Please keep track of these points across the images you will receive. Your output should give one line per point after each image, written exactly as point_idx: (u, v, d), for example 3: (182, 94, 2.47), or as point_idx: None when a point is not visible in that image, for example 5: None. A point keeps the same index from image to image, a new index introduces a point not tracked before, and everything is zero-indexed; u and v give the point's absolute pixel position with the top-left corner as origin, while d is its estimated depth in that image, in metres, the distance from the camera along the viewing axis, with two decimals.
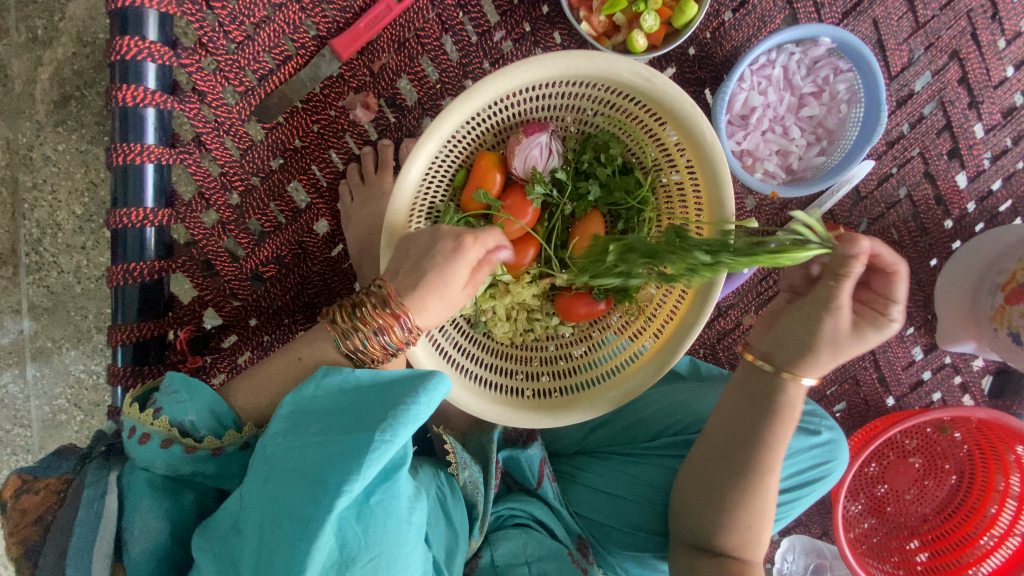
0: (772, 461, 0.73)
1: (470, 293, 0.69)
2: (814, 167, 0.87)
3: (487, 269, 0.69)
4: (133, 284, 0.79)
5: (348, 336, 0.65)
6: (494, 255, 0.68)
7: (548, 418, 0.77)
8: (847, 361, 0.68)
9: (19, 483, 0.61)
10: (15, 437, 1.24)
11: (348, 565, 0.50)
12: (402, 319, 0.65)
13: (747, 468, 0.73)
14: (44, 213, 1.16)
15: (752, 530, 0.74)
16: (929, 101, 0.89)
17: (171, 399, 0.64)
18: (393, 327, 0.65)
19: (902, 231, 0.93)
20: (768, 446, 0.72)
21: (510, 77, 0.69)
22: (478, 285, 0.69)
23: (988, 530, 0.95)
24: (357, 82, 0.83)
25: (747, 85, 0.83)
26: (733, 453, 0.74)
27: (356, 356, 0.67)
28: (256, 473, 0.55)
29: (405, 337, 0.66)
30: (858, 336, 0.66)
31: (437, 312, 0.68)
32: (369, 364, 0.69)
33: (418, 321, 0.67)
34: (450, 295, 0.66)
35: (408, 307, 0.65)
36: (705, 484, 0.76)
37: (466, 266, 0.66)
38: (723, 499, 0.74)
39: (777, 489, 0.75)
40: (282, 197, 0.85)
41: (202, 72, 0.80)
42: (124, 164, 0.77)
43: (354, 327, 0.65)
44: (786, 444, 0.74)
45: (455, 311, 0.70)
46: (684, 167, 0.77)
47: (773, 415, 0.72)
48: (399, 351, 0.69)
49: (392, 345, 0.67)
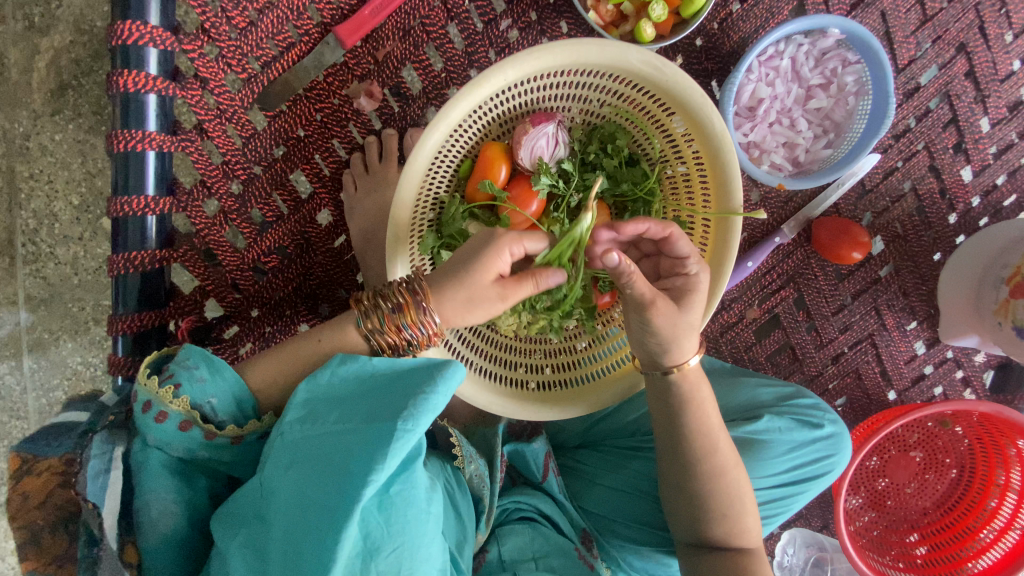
0: (712, 447, 0.74)
1: (502, 300, 0.68)
2: (820, 160, 0.87)
3: (528, 282, 0.68)
4: (135, 273, 0.79)
5: (370, 314, 0.66)
6: (545, 274, 0.67)
7: (553, 410, 0.78)
8: (689, 334, 0.70)
9: (19, 463, 0.58)
10: (13, 428, 1.23)
11: (373, 555, 0.50)
12: (422, 299, 0.66)
13: (694, 458, 0.74)
14: (42, 203, 1.15)
15: (730, 518, 0.74)
16: (935, 94, 0.88)
17: (191, 376, 0.62)
18: (409, 307, 0.66)
19: (906, 225, 0.93)
20: (699, 433, 0.74)
21: (518, 66, 0.69)
22: (513, 296, 0.68)
23: (988, 523, 0.95)
24: (361, 70, 0.82)
25: (754, 76, 0.83)
26: (673, 446, 0.76)
27: (373, 338, 0.68)
28: (277, 460, 0.54)
29: (423, 324, 0.67)
30: (682, 308, 0.69)
31: (463, 307, 0.67)
32: (385, 350, 0.69)
33: (440, 309, 0.66)
34: (478, 289, 0.66)
35: (431, 292, 0.66)
36: (669, 482, 0.77)
37: (497, 262, 0.66)
38: (686, 493, 0.75)
39: (737, 473, 0.75)
40: (285, 186, 0.84)
41: (204, 59, 0.79)
42: (125, 151, 0.76)
43: (377, 304, 0.66)
44: (719, 427, 0.75)
45: (479, 315, 0.68)
46: (691, 158, 0.76)
47: (686, 404, 0.74)
48: (415, 340, 0.68)
49: (409, 330, 0.67)
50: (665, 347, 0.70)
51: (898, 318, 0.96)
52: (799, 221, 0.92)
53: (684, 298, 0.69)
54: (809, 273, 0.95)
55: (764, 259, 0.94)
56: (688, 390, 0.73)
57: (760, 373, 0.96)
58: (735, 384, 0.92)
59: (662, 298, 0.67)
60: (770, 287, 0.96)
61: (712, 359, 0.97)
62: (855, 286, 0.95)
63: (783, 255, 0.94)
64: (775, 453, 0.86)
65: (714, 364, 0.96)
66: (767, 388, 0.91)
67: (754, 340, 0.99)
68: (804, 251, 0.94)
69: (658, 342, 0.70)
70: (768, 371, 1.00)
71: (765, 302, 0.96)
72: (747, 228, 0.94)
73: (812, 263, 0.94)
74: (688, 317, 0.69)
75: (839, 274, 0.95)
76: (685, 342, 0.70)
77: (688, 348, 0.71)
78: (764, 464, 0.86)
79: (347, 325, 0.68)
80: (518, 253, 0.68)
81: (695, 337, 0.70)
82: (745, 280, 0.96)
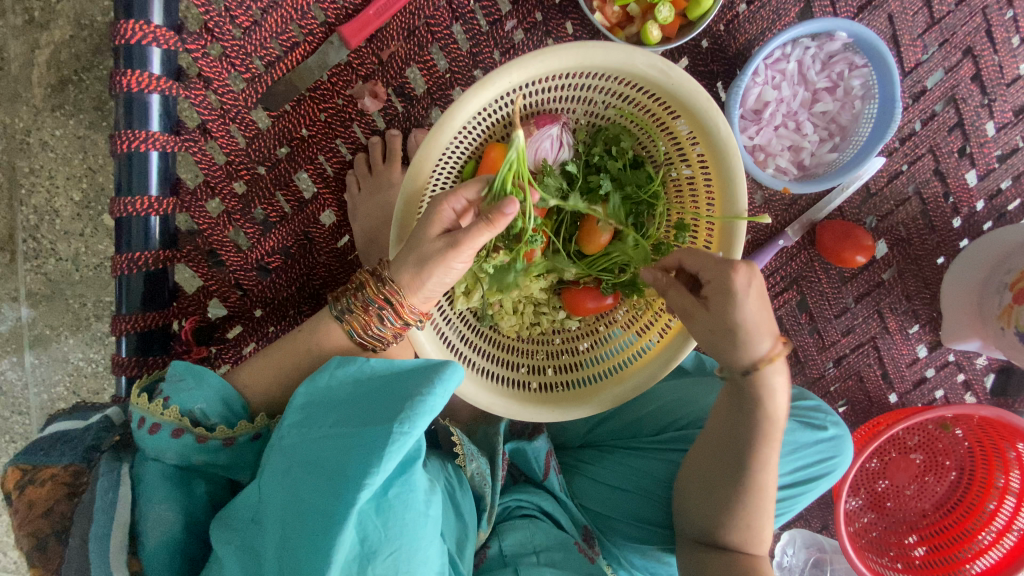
0: (761, 461, 0.72)
1: (453, 249, 0.64)
2: (825, 164, 0.87)
3: (479, 225, 0.62)
4: (138, 273, 0.79)
5: (340, 297, 0.71)
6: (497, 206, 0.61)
7: (552, 412, 0.78)
8: (743, 337, 0.65)
9: (22, 475, 0.60)
10: (15, 423, 1.23)
11: (370, 560, 0.50)
12: (378, 272, 0.69)
13: (739, 468, 0.73)
14: (42, 198, 1.14)
15: (753, 528, 0.75)
16: (941, 98, 0.88)
17: (178, 387, 0.64)
18: (369, 281, 0.69)
19: (910, 228, 0.93)
20: (757, 446, 0.72)
21: (524, 68, 0.68)
22: (465, 241, 0.63)
23: (986, 526, 0.96)
24: (365, 70, 0.81)
25: (761, 79, 0.82)
26: (727, 454, 0.74)
27: (347, 319, 0.71)
28: (274, 464, 0.55)
29: (384, 295, 0.68)
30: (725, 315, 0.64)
31: (418, 269, 0.66)
32: (358, 331, 0.71)
33: (396, 278, 0.67)
34: (424, 247, 0.65)
35: (387, 265, 0.68)
36: (704, 485, 0.76)
37: (437, 213, 0.65)
38: (721, 499, 0.75)
39: (773, 487, 0.75)
40: (289, 186, 0.84)
41: (207, 58, 0.78)
42: (128, 151, 0.76)
43: (346, 288, 0.71)
44: (776, 441, 0.73)
45: (438, 274, 0.66)
46: (696, 161, 0.76)
47: (756, 417, 0.71)
48: (384, 317, 0.70)
49: (375, 305, 0.69)
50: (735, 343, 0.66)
51: (900, 322, 0.96)
52: (803, 224, 0.92)
53: (726, 306, 0.64)
54: (812, 275, 0.95)
55: (767, 262, 0.94)
56: (760, 404, 0.70)
57: None
58: None
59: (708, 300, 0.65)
60: (773, 290, 0.96)
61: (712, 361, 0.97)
62: (857, 289, 0.95)
63: (787, 257, 0.94)
64: None
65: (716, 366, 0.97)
66: None
67: None
68: (807, 254, 0.94)
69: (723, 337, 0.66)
70: None
71: (768, 304, 0.96)
72: (750, 230, 0.94)
73: (815, 265, 0.94)
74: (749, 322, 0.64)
75: (842, 277, 0.95)
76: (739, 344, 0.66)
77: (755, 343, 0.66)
78: None
79: (323, 315, 0.73)
80: (459, 205, 0.66)
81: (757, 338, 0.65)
82: None
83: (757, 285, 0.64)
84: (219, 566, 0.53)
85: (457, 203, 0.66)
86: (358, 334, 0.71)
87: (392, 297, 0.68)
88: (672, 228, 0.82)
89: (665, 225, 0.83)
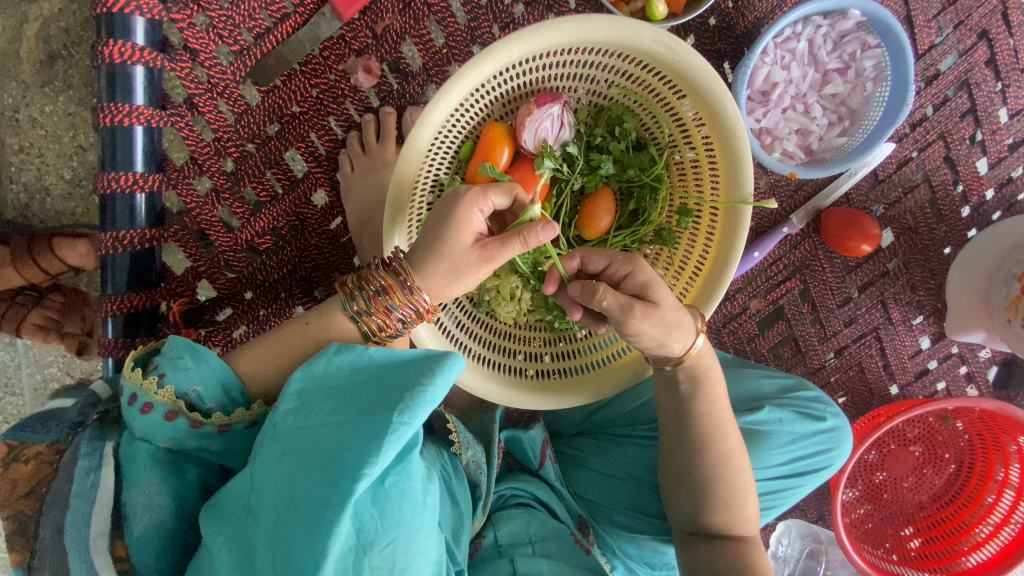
0: (720, 432, 0.73)
1: (486, 261, 0.65)
2: (834, 149, 0.84)
3: (513, 241, 0.63)
4: (124, 253, 0.77)
5: (355, 296, 0.67)
6: (533, 227, 0.61)
7: (551, 400, 0.77)
8: (675, 327, 0.66)
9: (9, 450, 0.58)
10: (7, 404, 1.21)
11: (366, 550, 0.48)
12: (404, 280, 0.65)
13: (701, 444, 0.73)
14: (32, 176, 1.11)
15: (732, 505, 0.74)
16: (954, 82, 0.85)
17: (176, 366, 0.61)
18: (394, 288, 0.66)
19: (918, 217, 0.90)
20: (705, 418, 0.73)
21: (523, 43, 0.66)
22: (498, 253, 0.64)
23: (984, 519, 0.95)
24: (359, 44, 0.78)
25: (769, 59, 0.80)
26: (683, 433, 0.74)
27: (362, 319, 0.68)
28: (268, 451, 0.53)
29: (410, 303, 0.66)
30: (656, 304, 0.64)
31: (447, 276, 0.66)
32: (374, 330, 0.69)
33: (426, 284, 0.66)
34: (457, 255, 0.65)
35: (414, 270, 0.65)
36: (673, 468, 0.76)
37: (469, 222, 0.64)
38: (690, 480, 0.75)
39: (742, 459, 0.74)
40: (279, 164, 0.81)
41: (194, 29, 0.75)
42: (111, 125, 0.73)
43: (360, 287, 0.67)
44: (724, 410, 0.74)
45: (467, 281, 0.67)
46: (701, 143, 0.74)
47: (698, 387, 0.72)
48: (406, 320, 0.68)
49: (398, 310, 0.67)
50: (662, 341, 0.66)
51: (904, 313, 0.94)
52: (808, 210, 0.89)
53: (649, 294, 0.65)
54: (816, 264, 0.93)
55: (771, 250, 0.92)
56: (704, 374, 0.72)
57: (761, 365, 0.95)
58: (736, 374, 0.91)
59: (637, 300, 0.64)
60: (776, 278, 0.94)
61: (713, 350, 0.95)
62: (862, 279, 0.93)
63: (791, 245, 0.93)
64: (775, 445, 0.85)
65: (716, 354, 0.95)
66: (769, 379, 0.89)
67: (756, 331, 0.97)
68: (812, 242, 0.92)
69: (647, 340, 0.66)
70: (770, 363, 0.98)
71: (770, 294, 0.95)
72: (753, 217, 0.92)
73: (819, 254, 0.92)
74: (669, 306, 0.65)
75: (847, 266, 0.93)
76: (673, 333, 0.66)
77: (687, 328, 0.67)
78: (764, 455, 0.85)
79: (335, 309, 0.69)
80: (488, 209, 0.65)
81: (684, 322, 0.67)
82: (750, 271, 0.94)
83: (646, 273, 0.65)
84: (211, 564, 0.51)
85: (484, 208, 0.65)
86: (373, 333, 0.69)
87: (419, 305, 0.66)
88: (674, 213, 0.80)
89: (668, 210, 0.80)
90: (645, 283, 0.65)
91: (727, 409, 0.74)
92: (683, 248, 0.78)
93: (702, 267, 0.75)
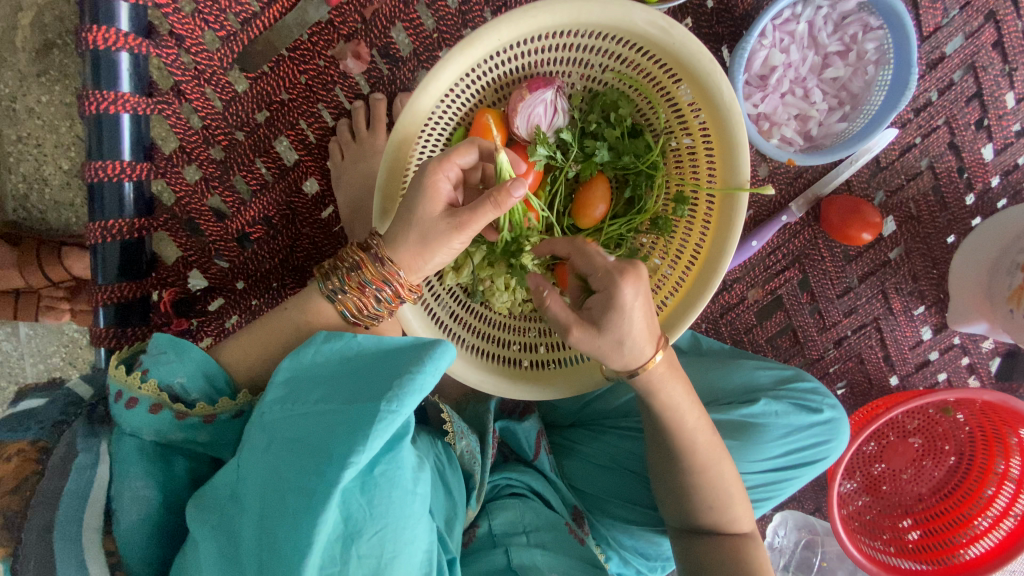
0: (690, 444, 0.71)
1: (457, 230, 0.62)
2: (834, 135, 0.82)
3: (483, 205, 0.60)
4: (113, 242, 0.76)
5: (329, 276, 0.66)
6: (503, 184, 0.58)
7: (540, 389, 0.76)
8: (617, 348, 0.63)
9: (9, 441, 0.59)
10: (11, 394, 1.22)
11: (354, 539, 0.48)
12: (377, 253, 0.64)
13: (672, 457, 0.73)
14: (30, 167, 1.10)
15: (719, 509, 0.73)
16: (960, 66, 0.83)
17: (159, 360, 0.61)
18: (367, 263, 0.64)
19: (921, 205, 0.88)
20: (673, 432, 0.71)
21: (514, 25, 0.64)
22: (468, 220, 0.61)
23: (984, 511, 0.94)
24: (348, 29, 0.77)
25: (768, 42, 0.77)
26: (657, 440, 0.73)
27: (338, 300, 0.66)
28: (255, 441, 0.53)
29: (385, 278, 0.64)
30: (599, 328, 0.61)
31: (420, 248, 0.63)
32: (353, 311, 0.67)
33: (397, 256, 0.64)
34: (430, 224, 0.62)
35: (386, 245, 0.64)
36: (656, 469, 0.76)
37: (436, 189, 0.62)
38: (671, 483, 0.74)
39: (722, 465, 0.73)
40: (269, 153, 0.80)
41: (179, 14, 0.73)
42: (96, 113, 0.72)
43: (335, 265, 0.66)
44: (699, 421, 0.71)
45: (442, 252, 0.64)
46: (697, 129, 0.72)
47: (656, 407, 0.70)
48: (383, 297, 0.66)
49: (373, 286, 0.65)
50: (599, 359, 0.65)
51: (905, 303, 0.92)
52: (807, 198, 0.88)
53: (607, 314, 0.60)
54: (816, 253, 0.91)
55: (769, 239, 0.91)
56: (656, 394, 0.68)
57: (759, 356, 0.94)
58: (733, 365, 0.89)
59: (580, 321, 0.63)
60: (774, 268, 0.92)
61: (708, 340, 0.96)
62: (862, 269, 0.91)
63: (790, 234, 0.91)
64: (770, 437, 0.84)
65: (713, 345, 0.95)
66: (766, 370, 0.88)
67: (754, 322, 0.96)
68: (812, 231, 0.90)
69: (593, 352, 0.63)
70: (768, 353, 0.97)
71: (768, 284, 0.93)
72: (753, 205, 0.91)
73: (819, 243, 0.91)
74: (612, 333, 0.61)
75: (847, 256, 0.91)
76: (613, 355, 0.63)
77: (630, 354, 0.63)
78: (759, 448, 0.84)
79: (313, 293, 0.68)
80: (454, 173, 0.63)
81: (629, 347, 0.62)
82: (748, 260, 0.92)
83: (644, 294, 0.60)
84: (196, 557, 0.51)
85: (450, 172, 0.63)
86: (351, 315, 0.67)
87: (392, 278, 0.64)
88: (670, 201, 0.79)
89: (664, 197, 0.79)
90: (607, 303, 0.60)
91: (702, 418, 0.72)
92: (678, 238, 0.77)
93: (698, 255, 0.73)
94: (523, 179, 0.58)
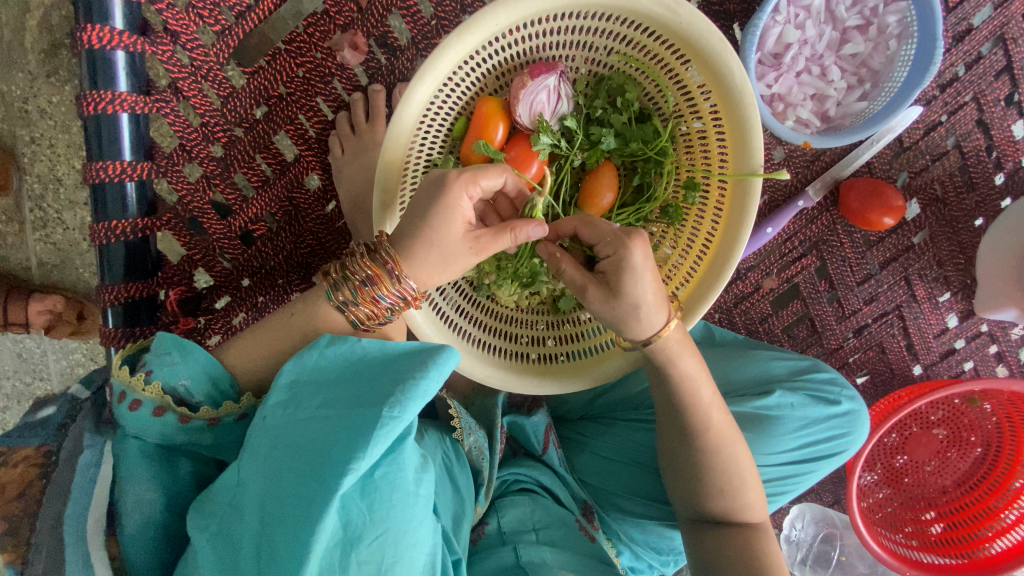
0: (718, 421, 0.70)
1: (478, 252, 0.63)
2: (853, 115, 0.78)
3: (506, 235, 0.61)
4: (118, 242, 0.75)
5: (340, 288, 0.63)
6: (523, 224, 0.60)
7: (555, 386, 0.74)
8: (634, 313, 0.63)
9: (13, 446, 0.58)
10: (37, 389, 1.25)
11: (354, 545, 0.47)
12: (391, 268, 0.62)
13: (697, 442, 0.71)
14: (45, 166, 1.10)
15: (739, 496, 0.71)
16: (989, 38, 0.78)
17: (162, 361, 0.60)
18: (380, 277, 0.62)
19: (946, 186, 0.84)
20: (704, 409, 0.70)
21: (510, 9, 0.61)
22: (490, 245, 0.62)
23: (1010, 504, 0.90)
24: (344, 19, 0.75)
25: (782, 18, 0.74)
26: (671, 422, 0.72)
27: (349, 310, 0.65)
28: (255, 445, 0.52)
29: (398, 291, 0.63)
30: (616, 291, 0.62)
31: (437, 265, 0.63)
32: (361, 319, 0.65)
33: (412, 271, 0.63)
34: (448, 243, 0.62)
35: (401, 258, 0.62)
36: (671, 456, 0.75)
37: (458, 209, 0.61)
38: (689, 471, 0.72)
39: (741, 445, 0.72)
40: (269, 148, 0.79)
41: (173, 9, 0.72)
42: (96, 113, 0.71)
43: (345, 277, 0.63)
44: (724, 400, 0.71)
45: (456, 270, 0.64)
46: (708, 112, 0.69)
47: (693, 377, 0.69)
48: (394, 308, 0.65)
49: (386, 299, 0.63)
50: (615, 324, 0.66)
51: (929, 289, 0.89)
52: (825, 182, 0.84)
53: (619, 277, 0.61)
54: (834, 239, 0.88)
55: (785, 225, 0.87)
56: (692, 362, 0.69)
57: (775, 346, 0.92)
58: (747, 357, 0.87)
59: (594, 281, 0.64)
60: (791, 255, 0.89)
61: (722, 331, 0.93)
62: (884, 254, 0.88)
63: (807, 220, 0.87)
64: (785, 430, 0.81)
65: (726, 336, 0.92)
66: (781, 361, 0.86)
67: (770, 311, 0.93)
68: (830, 216, 0.87)
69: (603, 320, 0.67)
70: (784, 344, 0.94)
71: (784, 271, 0.90)
72: (767, 190, 0.87)
73: (838, 229, 0.87)
74: (629, 297, 0.62)
75: (868, 241, 0.87)
76: (630, 323, 0.64)
77: (648, 321, 0.64)
78: (774, 440, 0.81)
79: (319, 300, 0.66)
80: (478, 195, 0.62)
81: (647, 315, 0.63)
82: (764, 248, 0.89)
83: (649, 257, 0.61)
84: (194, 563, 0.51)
85: (474, 194, 0.61)
86: (360, 322, 0.66)
87: (407, 293, 0.63)
88: (680, 188, 0.76)
89: (675, 184, 0.76)
90: (616, 264, 0.61)
91: (716, 394, 0.71)
92: (689, 227, 0.74)
93: (710, 244, 0.71)
94: (543, 222, 0.60)
